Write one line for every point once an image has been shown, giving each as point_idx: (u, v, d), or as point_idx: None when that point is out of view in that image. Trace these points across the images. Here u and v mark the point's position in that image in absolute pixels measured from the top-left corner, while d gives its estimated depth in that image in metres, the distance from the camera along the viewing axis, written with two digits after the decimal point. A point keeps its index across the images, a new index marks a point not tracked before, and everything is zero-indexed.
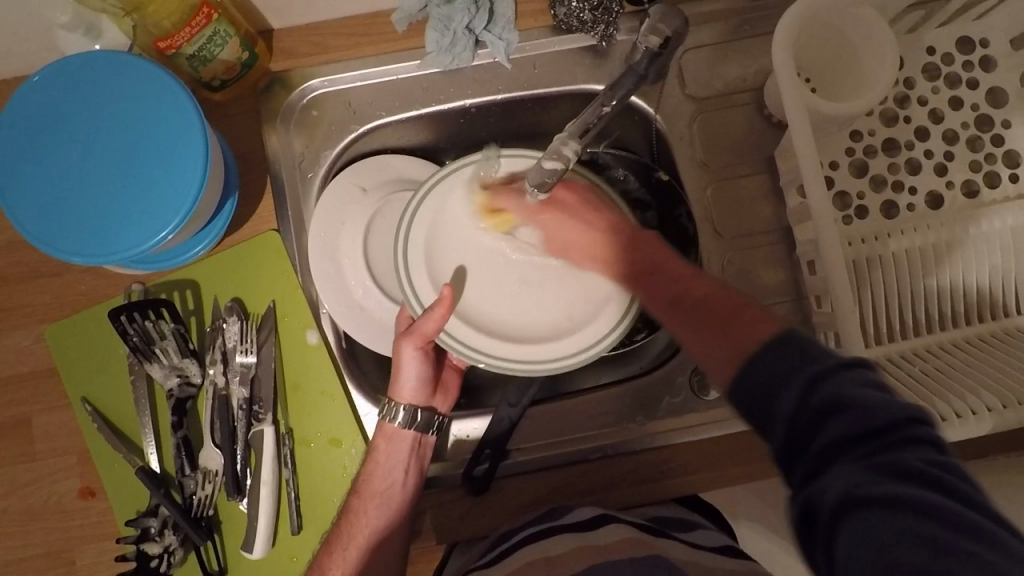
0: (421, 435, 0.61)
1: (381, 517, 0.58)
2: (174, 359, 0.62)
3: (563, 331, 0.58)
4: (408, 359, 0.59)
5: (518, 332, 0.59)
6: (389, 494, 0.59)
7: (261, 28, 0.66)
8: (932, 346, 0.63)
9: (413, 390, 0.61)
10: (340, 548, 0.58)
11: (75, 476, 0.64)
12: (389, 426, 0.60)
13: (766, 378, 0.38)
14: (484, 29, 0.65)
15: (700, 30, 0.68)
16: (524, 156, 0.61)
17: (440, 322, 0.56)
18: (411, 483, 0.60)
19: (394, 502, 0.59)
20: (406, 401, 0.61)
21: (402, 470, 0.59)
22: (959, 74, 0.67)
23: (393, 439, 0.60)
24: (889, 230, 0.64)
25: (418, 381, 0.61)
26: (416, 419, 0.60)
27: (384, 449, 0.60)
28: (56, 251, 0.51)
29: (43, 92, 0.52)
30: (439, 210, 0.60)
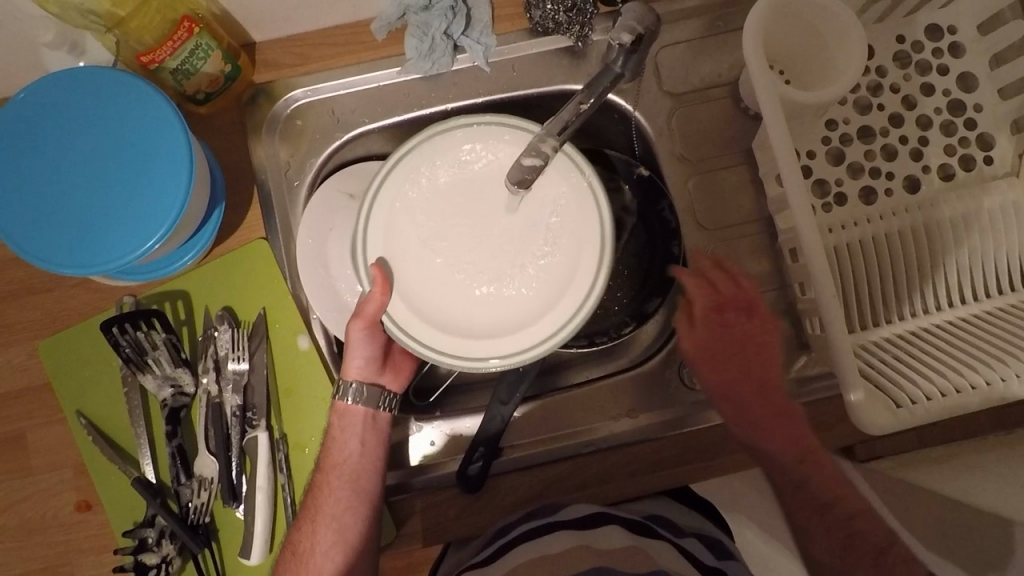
0: (373, 412, 0.61)
1: (343, 489, 0.59)
2: (167, 369, 0.63)
3: (518, 322, 0.54)
4: (351, 338, 0.59)
5: (469, 321, 0.54)
6: (345, 466, 0.59)
7: (245, 42, 0.68)
8: (916, 328, 0.64)
9: (359, 367, 0.61)
10: (309, 520, 0.59)
11: (72, 490, 0.65)
12: (340, 404, 0.61)
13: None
14: (463, 34, 0.67)
15: (674, 27, 0.70)
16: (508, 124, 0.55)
17: (382, 302, 0.54)
18: (370, 454, 0.60)
19: (356, 473, 0.60)
20: (353, 379, 0.61)
21: (358, 440, 0.60)
22: (929, 61, 0.68)
23: (344, 416, 0.61)
24: (867, 216, 0.65)
25: (366, 359, 0.61)
26: (363, 395, 0.60)
27: (338, 425, 0.61)
28: (47, 265, 0.52)
29: (27, 109, 0.53)
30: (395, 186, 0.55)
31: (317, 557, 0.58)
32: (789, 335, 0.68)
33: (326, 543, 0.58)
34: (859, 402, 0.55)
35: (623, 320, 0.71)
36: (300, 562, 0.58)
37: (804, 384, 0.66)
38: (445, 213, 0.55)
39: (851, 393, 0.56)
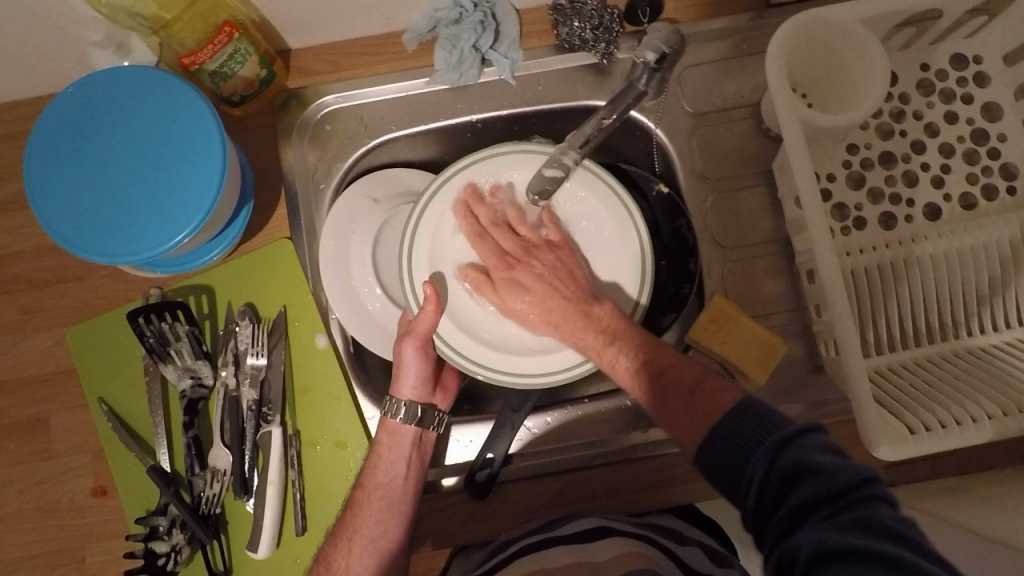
0: (421, 431, 0.62)
1: (383, 510, 0.59)
2: (188, 361, 0.64)
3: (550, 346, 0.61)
4: (408, 359, 0.61)
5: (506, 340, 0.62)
6: (390, 489, 0.60)
7: (280, 48, 0.70)
8: (935, 356, 0.63)
9: (414, 388, 0.62)
10: (345, 539, 0.59)
11: (89, 474, 0.66)
12: (390, 422, 0.62)
13: (738, 437, 0.43)
14: (491, 48, 0.68)
15: (699, 48, 0.71)
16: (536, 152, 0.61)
17: (433, 322, 0.59)
18: (414, 476, 0.61)
19: (395, 496, 0.60)
20: (406, 398, 0.62)
21: (404, 461, 0.61)
22: (953, 90, 0.68)
23: (394, 435, 0.62)
24: (886, 241, 0.65)
25: (418, 380, 0.62)
26: (417, 415, 0.61)
27: (386, 443, 0.61)
28: (81, 252, 0.54)
29: (73, 103, 0.55)
30: (440, 212, 0.62)
31: None
32: (804, 358, 0.68)
33: (361, 564, 0.58)
34: (872, 426, 0.55)
35: None
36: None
37: (817, 407, 0.66)
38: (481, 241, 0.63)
39: (864, 417, 0.55)
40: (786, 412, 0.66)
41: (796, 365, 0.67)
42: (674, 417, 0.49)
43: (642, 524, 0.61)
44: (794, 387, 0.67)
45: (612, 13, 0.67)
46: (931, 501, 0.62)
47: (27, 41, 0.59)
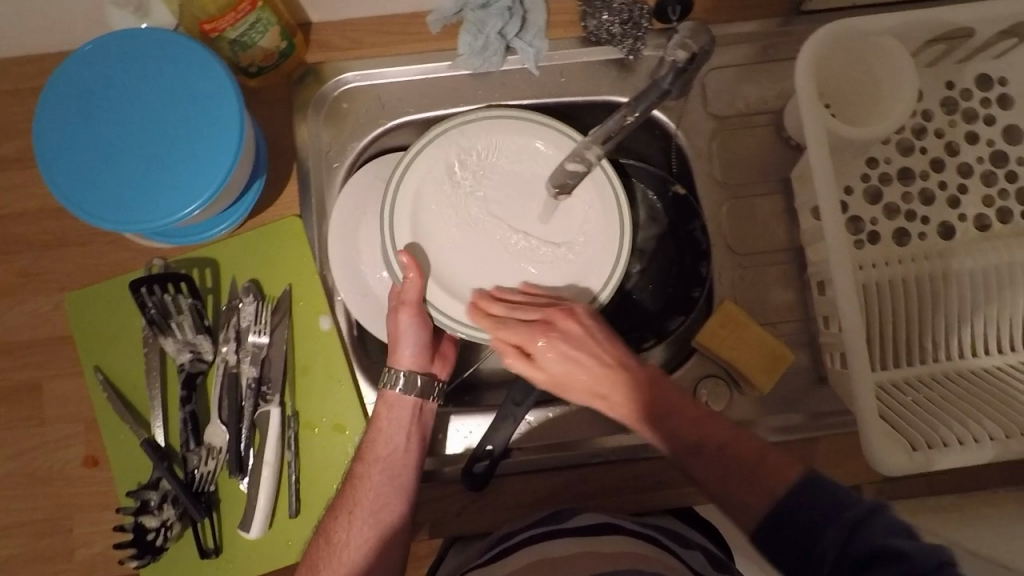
0: (421, 401, 0.61)
1: (385, 483, 0.58)
2: (188, 335, 0.63)
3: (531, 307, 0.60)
4: (404, 328, 0.60)
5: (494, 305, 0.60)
6: (391, 459, 0.59)
7: (301, 20, 0.68)
8: (940, 374, 0.64)
9: (411, 355, 0.61)
10: (345, 512, 0.58)
11: (81, 444, 0.65)
12: (390, 394, 0.61)
13: (808, 521, 0.46)
14: (516, 36, 0.67)
15: (725, 51, 0.70)
16: (502, 115, 0.60)
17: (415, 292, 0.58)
18: (414, 448, 0.60)
19: (398, 468, 0.59)
20: (405, 368, 0.61)
21: (404, 435, 0.60)
22: (976, 110, 0.68)
23: (394, 406, 0.60)
24: (900, 257, 0.65)
25: (415, 347, 0.61)
26: (416, 384, 0.61)
27: (385, 415, 0.60)
28: (87, 216, 0.53)
29: (88, 62, 0.53)
30: (422, 176, 0.60)
31: (351, 550, 0.56)
32: (808, 368, 0.68)
33: (360, 537, 0.56)
34: (876, 440, 0.55)
35: (643, 334, 0.71)
36: (332, 552, 0.56)
37: (817, 418, 0.66)
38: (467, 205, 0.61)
39: (870, 432, 0.55)
40: (787, 422, 0.66)
41: (800, 375, 0.68)
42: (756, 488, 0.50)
43: (645, 523, 0.61)
44: (797, 397, 0.67)
45: (642, 7, 0.67)
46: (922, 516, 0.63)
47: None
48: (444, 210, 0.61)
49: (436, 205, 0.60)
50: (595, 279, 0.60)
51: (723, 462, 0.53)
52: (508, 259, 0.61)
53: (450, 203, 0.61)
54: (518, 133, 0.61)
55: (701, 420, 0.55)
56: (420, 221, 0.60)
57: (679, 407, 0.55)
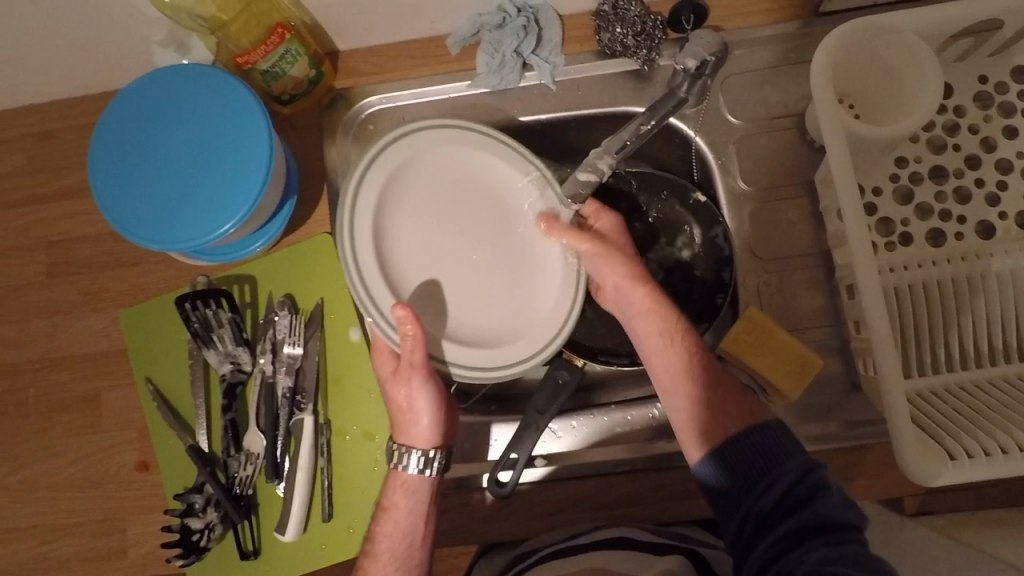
0: (439, 476, 0.60)
1: (397, 574, 0.58)
2: (229, 347, 0.67)
3: (515, 333, 0.56)
4: (418, 394, 0.57)
5: (475, 334, 0.56)
6: (404, 551, 0.58)
7: (329, 49, 0.73)
8: (984, 380, 0.61)
9: (425, 433, 0.59)
10: None
11: (134, 450, 0.70)
12: (403, 475, 0.59)
13: (764, 453, 0.51)
14: (532, 53, 0.69)
15: (744, 56, 0.70)
16: (447, 126, 0.57)
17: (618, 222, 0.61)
18: (427, 534, 0.59)
19: (410, 556, 0.58)
20: (417, 445, 0.59)
21: (421, 523, 0.59)
22: (1013, 104, 0.65)
23: (411, 491, 0.59)
24: (933, 258, 0.64)
25: (431, 419, 0.58)
26: (430, 458, 0.58)
27: (403, 505, 0.59)
28: (135, 238, 0.58)
29: (135, 98, 0.59)
30: (381, 187, 0.55)
31: None
32: (841, 375, 0.66)
33: None
34: (909, 450, 0.53)
35: None
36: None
37: (852, 427, 0.64)
38: (424, 226, 0.56)
39: (902, 442, 0.53)
40: (820, 430, 0.65)
41: (833, 382, 0.66)
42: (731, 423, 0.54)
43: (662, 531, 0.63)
44: (830, 406, 0.65)
45: (656, 19, 0.67)
46: (968, 530, 0.60)
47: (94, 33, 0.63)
48: (410, 236, 0.56)
49: (396, 234, 0.55)
50: (566, 293, 0.58)
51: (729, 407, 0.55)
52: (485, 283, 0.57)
53: (408, 225, 0.56)
54: (460, 143, 0.58)
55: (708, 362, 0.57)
56: (386, 247, 0.55)
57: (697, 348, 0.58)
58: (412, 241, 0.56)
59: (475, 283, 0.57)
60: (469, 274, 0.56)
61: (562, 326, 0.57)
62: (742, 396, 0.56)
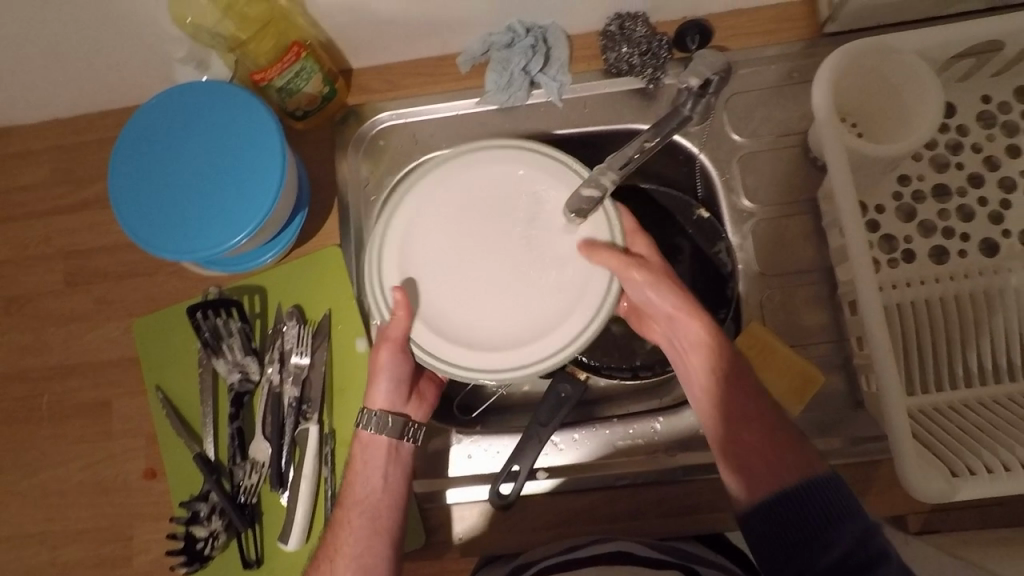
0: (396, 443, 0.63)
1: (365, 528, 0.60)
2: (238, 356, 0.68)
3: (526, 338, 0.58)
4: (385, 363, 0.61)
5: (484, 337, 0.59)
6: (368, 503, 0.61)
7: (342, 67, 0.75)
8: (987, 398, 0.61)
9: (386, 397, 0.63)
10: (327, 559, 0.60)
11: (142, 458, 0.70)
12: (364, 434, 0.63)
13: (820, 511, 0.50)
14: (540, 72, 0.71)
15: (749, 75, 0.71)
16: (523, 147, 0.62)
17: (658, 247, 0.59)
18: (393, 487, 0.62)
19: (378, 511, 0.61)
20: (378, 407, 0.63)
21: (382, 475, 0.62)
22: (1017, 123, 0.66)
23: (367, 446, 0.63)
24: (936, 275, 0.64)
25: (393, 385, 0.63)
26: (387, 424, 0.62)
27: (361, 458, 0.63)
28: (152, 249, 0.59)
29: (155, 113, 0.61)
30: (420, 204, 0.62)
31: None
32: (845, 392, 0.66)
33: None
34: (911, 466, 0.53)
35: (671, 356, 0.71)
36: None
37: (857, 444, 0.64)
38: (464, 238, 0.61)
39: (905, 458, 0.53)
40: (824, 446, 0.64)
41: (837, 399, 0.66)
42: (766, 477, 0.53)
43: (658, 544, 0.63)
44: (834, 422, 0.65)
45: (661, 40, 0.69)
46: (973, 548, 0.60)
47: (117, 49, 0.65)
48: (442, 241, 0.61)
49: (429, 245, 0.61)
50: (577, 319, 0.57)
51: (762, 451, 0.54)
52: (500, 300, 0.60)
53: (446, 235, 0.61)
54: (515, 162, 0.61)
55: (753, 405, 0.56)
56: (414, 256, 0.61)
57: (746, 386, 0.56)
58: (445, 248, 0.61)
59: (491, 289, 0.60)
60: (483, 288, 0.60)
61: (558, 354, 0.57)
62: (796, 448, 0.54)
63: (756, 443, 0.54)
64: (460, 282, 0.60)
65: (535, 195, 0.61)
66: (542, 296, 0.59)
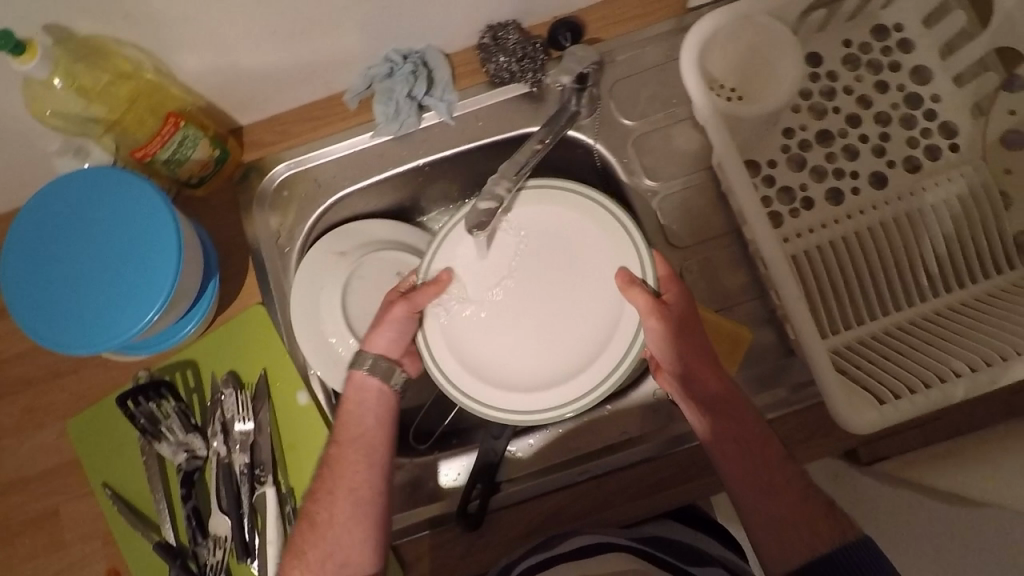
0: (386, 389, 0.64)
1: (360, 459, 0.61)
2: (180, 435, 0.67)
3: (560, 376, 0.61)
4: (393, 317, 0.63)
5: (519, 377, 0.63)
6: (362, 438, 0.62)
7: (232, 127, 0.74)
8: (902, 322, 0.64)
9: (387, 343, 0.64)
10: (327, 492, 0.61)
11: (102, 559, 0.68)
12: (357, 374, 0.64)
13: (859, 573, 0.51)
14: (426, 95, 0.71)
15: (628, 60, 0.73)
16: (557, 186, 0.63)
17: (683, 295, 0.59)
18: (382, 423, 0.63)
19: (371, 443, 0.62)
20: (376, 351, 0.64)
21: (372, 415, 0.63)
22: (879, 60, 0.69)
23: (360, 387, 0.64)
24: (835, 216, 0.67)
25: (395, 336, 0.64)
26: (382, 368, 0.64)
27: (354, 398, 0.63)
28: (61, 348, 0.58)
29: (36, 211, 0.59)
30: (461, 244, 0.64)
31: (335, 525, 0.59)
32: (776, 343, 0.68)
33: (344, 513, 0.59)
34: (840, 403, 0.55)
35: None
36: (320, 530, 0.60)
37: (797, 391, 0.66)
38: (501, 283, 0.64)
39: (834, 395, 0.56)
40: (768, 400, 0.66)
41: (771, 352, 0.68)
42: (781, 523, 0.55)
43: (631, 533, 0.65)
44: (771, 375, 0.67)
45: (535, 43, 0.71)
46: None
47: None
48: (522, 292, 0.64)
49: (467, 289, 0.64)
50: (617, 346, 0.60)
51: (778, 507, 0.55)
52: (538, 340, 0.64)
53: (483, 279, 0.64)
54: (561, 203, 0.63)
55: (767, 456, 0.57)
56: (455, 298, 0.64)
57: (760, 438, 0.57)
58: (483, 290, 0.64)
59: (526, 330, 0.64)
60: (551, 329, 0.64)
61: (594, 388, 0.59)
62: (812, 502, 0.55)
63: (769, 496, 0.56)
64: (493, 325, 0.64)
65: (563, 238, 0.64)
66: (572, 336, 0.63)
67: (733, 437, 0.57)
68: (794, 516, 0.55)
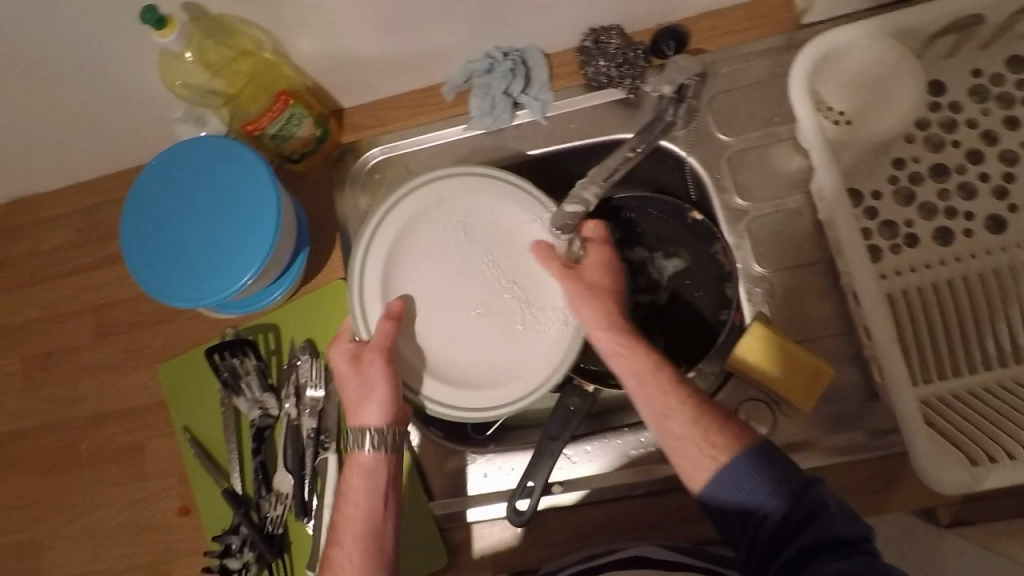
0: (389, 458, 0.60)
1: (360, 554, 0.56)
2: (257, 393, 0.71)
3: (511, 372, 0.63)
4: (375, 374, 0.60)
5: (471, 375, 0.64)
6: (364, 526, 0.58)
7: (334, 107, 0.78)
8: (1009, 380, 0.59)
9: (375, 407, 0.60)
10: None
11: (176, 496, 0.74)
12: (358, 455, 0.60)
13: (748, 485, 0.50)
14: (522, 92, 0.72)
15: (731, 74, 0.71)
16: (476, 172, 0.65)
17: (607, 255, 0.62)
18: (385, 508, 0.59)
19: (372, 531, 0.58)
20: (368, 421, 0.60)
21: (375, 498, 0.59)
22: (1011, 94, 0.64)
23: (364, 471, 0.59)
24: (941, 258, 0.63)
25: (382, 394, 0.60)
26: (381, 439, 0.59)
27: (356, 485, 0.59)
28: (165, 299, 0.63)
29: (158, 172, 0.65)
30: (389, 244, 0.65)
31: None
32: (856, 383, 0.65)
33: None
34: (928, 460, 0.52)
35: (677, 360, 0.71)
36: None
37: (876, 437, 0.64)
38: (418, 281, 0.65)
39: (922, 453, 0.52)
40: (841, 442, 0.64)
41: (848, 391, 0.65)
42: (696, 464, 0.52)
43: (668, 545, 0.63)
44: (851, 416, 0.65)
45: (637, 49, 0.70)
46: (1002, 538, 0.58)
47: (122, 111, 0.70)
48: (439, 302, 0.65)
49: (413, 283, 0.65)
50: (560, 339, 0.62)
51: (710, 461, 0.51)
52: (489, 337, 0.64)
53: (417, 276, 0.65)
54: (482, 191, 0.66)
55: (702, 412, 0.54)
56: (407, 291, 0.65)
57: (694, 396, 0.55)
58: (432, 288, 0.65)
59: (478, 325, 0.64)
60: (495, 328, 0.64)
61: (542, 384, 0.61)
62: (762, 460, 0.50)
63: (700, 450, 0.52)
64: (441, 321, 0.64)
65: (469, 234, 0.65)
66: (527, 337, 0.63)
67: (640, 379, 0.56)
68: (710, 459, 0.52)
